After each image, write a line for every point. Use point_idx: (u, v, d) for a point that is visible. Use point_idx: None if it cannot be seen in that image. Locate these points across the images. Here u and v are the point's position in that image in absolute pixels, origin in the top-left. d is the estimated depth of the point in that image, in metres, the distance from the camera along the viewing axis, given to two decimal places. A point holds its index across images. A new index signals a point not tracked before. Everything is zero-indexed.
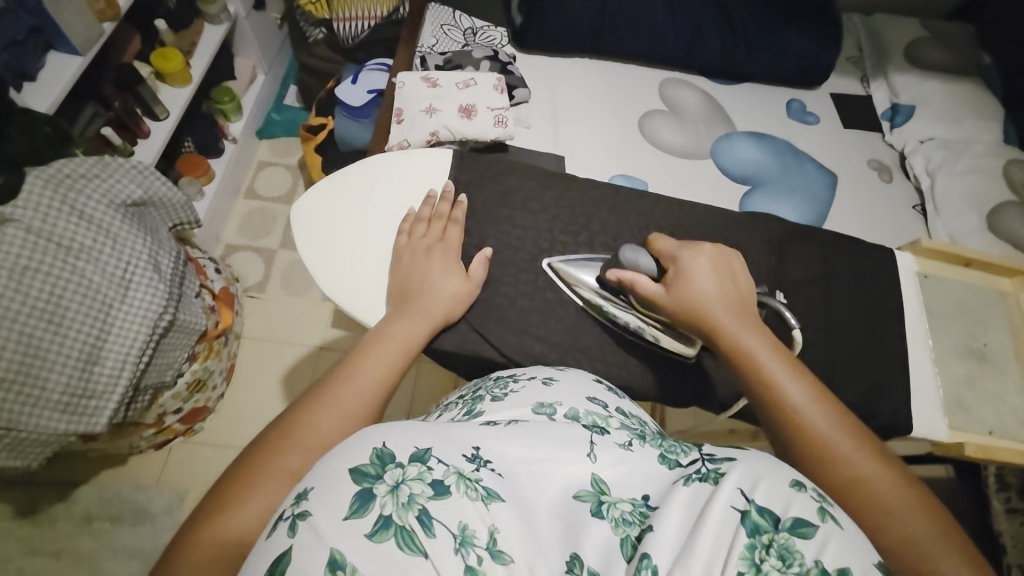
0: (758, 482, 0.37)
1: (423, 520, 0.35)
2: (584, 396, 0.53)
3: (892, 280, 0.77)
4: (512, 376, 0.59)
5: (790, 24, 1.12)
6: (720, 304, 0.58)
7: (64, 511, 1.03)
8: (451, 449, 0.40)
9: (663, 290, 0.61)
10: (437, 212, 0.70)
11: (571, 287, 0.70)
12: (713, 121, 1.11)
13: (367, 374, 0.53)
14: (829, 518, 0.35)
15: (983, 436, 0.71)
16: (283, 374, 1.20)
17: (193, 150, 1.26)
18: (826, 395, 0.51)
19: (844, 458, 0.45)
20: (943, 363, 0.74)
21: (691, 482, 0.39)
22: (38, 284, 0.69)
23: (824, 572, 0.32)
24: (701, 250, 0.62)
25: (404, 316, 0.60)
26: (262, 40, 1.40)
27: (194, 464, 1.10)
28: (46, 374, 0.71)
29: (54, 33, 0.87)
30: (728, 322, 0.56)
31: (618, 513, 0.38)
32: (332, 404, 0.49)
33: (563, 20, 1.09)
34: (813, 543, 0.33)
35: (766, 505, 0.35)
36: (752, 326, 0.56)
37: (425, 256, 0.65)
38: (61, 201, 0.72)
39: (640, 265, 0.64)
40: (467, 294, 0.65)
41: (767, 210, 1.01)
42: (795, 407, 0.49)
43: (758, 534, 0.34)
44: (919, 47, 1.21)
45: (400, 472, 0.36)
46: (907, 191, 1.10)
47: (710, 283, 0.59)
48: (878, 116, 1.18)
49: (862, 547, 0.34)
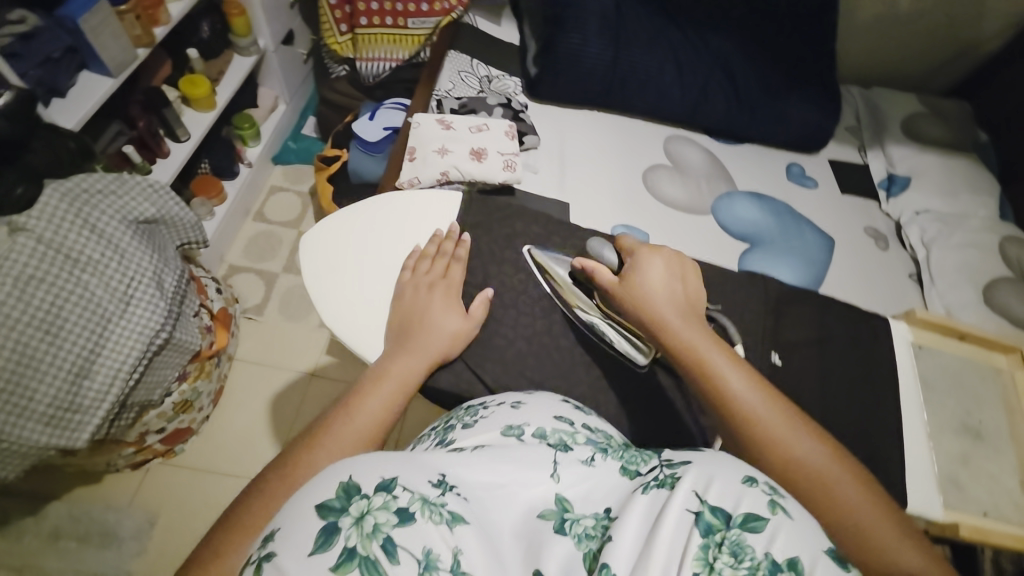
0: (711, 483, 0.38)
1: (387, 548, 0.34)
2: (551, 415, 0.53)
3: (888, 349, 0.78)
4: (482, 402, 0.57)
5: (791, 93, 1.18)
6: (668, 301, 0.61)
7: (32, 526, 1.00)
8: (417, 474, 0.40)
9: (617, 281, 0.64)
10: (443, 251, 0.71)
11: (542, 275, 0.73)
12: (714, 179, 1.15)
13: (365, 413, 0.53)
14: (779, 510, 0.36)
15: (978, 516, 0.70)
16: (272, 399, 1.18)
17: (208, 170, 1.29)
18: (762, 383, 0.56)
19: (785, 442, 0.51)
20: (938, 438, 0.74)
21: (648, 490, 0.40)
22: (41, 294, 0.69)
23: (774, 563, 0.33)
24: (658, 252, 0.66)
25: (403, 353, 0.60)
26: (287, 72, 1.47)
27: (171, 487, 1.06)
28: (35, 385, 0.70)
29: (89, 54, 0.91)
30: (673, 319, 0.59)
31: (581, 529, 0.40)
32: (330, 444, 0.49)
33: (576, 75, 1.14)
34: (764, 535, 0.35)
35: (718, 504, 0.37)
36: (696, 321, 0.60)
37: (427, 292, 0.66)
38: (75, 214, 0.73)
39: (604, 257, 0.70)
40: (466, 333, 0.66)
41: (764, 269, 1.03)
42: (737, 397, 0.53)
43: (711, 533, 0.35)
44: (914, 122, 1.27)
45: (365, 502, 0.36)
46: (903, 260, 1.12)
47: (661, 282, 0.63)
48: (874, 185, 1.22)
49: (815, 535, 0.36)
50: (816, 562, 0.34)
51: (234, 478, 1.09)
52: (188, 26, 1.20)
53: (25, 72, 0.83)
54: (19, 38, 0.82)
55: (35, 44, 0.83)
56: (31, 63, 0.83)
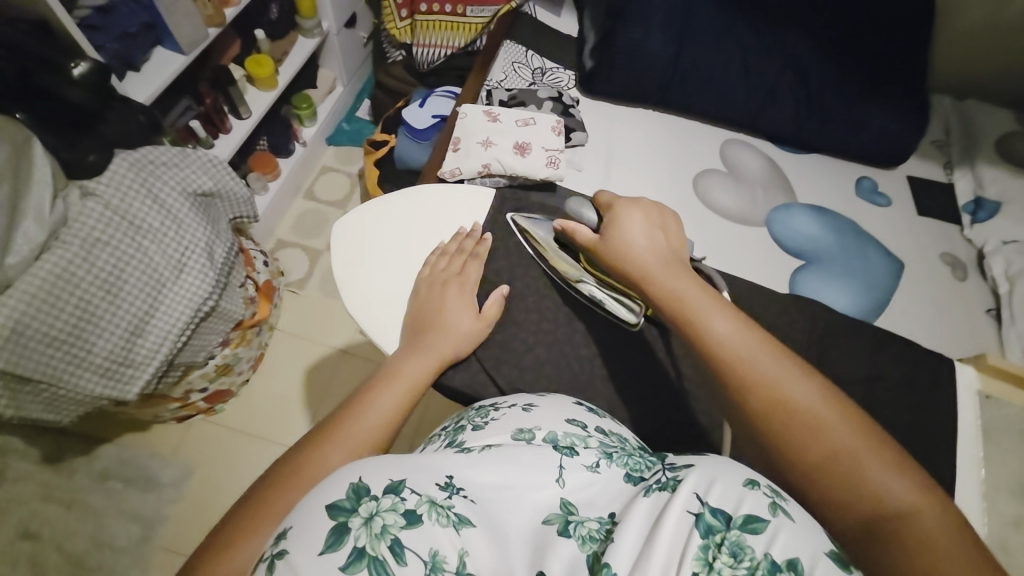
0: (712, 486, 0.37)
1: (395, 550, 0.34)
2: (564, 418, 0.51)
3: (947, 393, 0.71)
4: (494, 404, 0.57)
5: (870, 101, 1.08)
6: (649, 252, 0.59)
7: (84, 465, 1.10)
8: (424, 477, 0.40)
9: (597, 237, 0.64)
10: (466, 250, 0.71)
11: (528, 241, 0.74)
12: (772, 189, 1.07)
13: (376, 410, 0.54)
14: (781, 512, 0.36)
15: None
16: (306, 371, 1.24)
17: (265, 148, 1.35)
18: (752, 326, 0.51)
19: (774, 384, 0.46)
20: (996, 500, 0.65)
21: (650, 492, 0.40)
22: (105, 256, 0.75)
23: (773, 563, 0.33)
24: (637, 203, 0.64)
25: (415, 351, 0.61)
26: (347, 55, 1.50)
27: (208, 443, 1.14)
28: (94, 339, 0.76)
29: (164, 31, 0.97)
30: (654, 267, 0.57)
31: (585, 531, 0.39)
32: (339, 441, 0.50)
33: (633, 70, 1.10)
34: (763, 536, 0.34)
35: (719, 505, 0.36)
36: (679, 269, 0.58)
37: (442, 289, 0.66)
38: (141, 184, 0.79)
39: (583, 218, 0.68)
40: (479, 332, 0.66)
41: (817, 293, 0.96)
42: (721, 337, 0.50)
43: (711, 534, 0.34)
44: (1012, 141, 1.14)
45: (374, 504, 0.36)
46: (980, 293, 1.01)
47: (640, 231, 0.61)
48: (957, 207, 1.10)
49: (813, 537, 0.35)
50: (816, 566, 0.33)
51: (264, 441, 1.15)
52: (259, 6, 1.24)
53: (103, 45, 0.88)
54: (98, 11, 0.87)
55: (115, 19, 0.89)
56: (111, 37, 0.89)
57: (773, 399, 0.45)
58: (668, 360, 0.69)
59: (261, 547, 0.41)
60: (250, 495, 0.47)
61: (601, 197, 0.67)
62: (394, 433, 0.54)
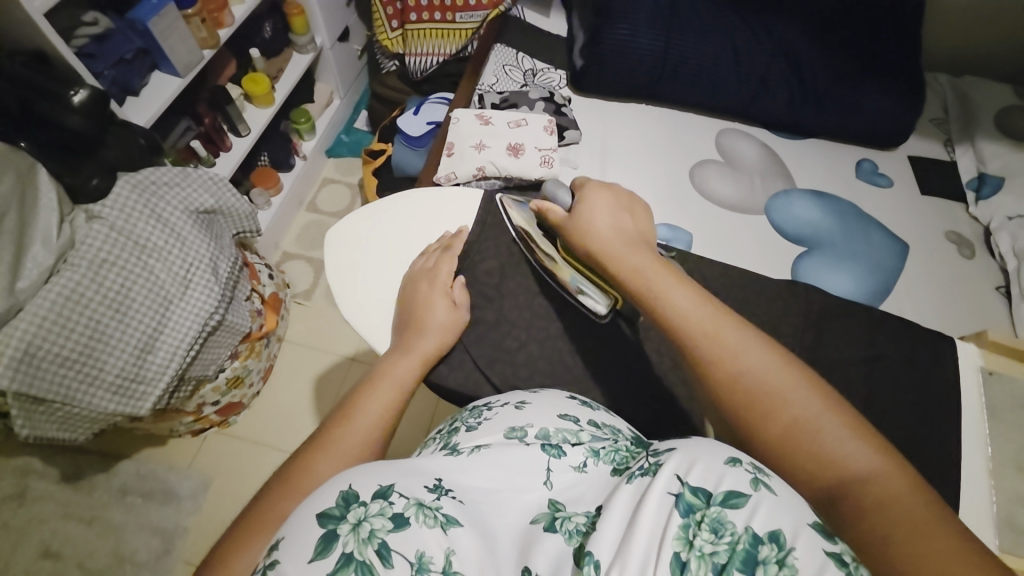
0: (693, 465, 0.38)
1: (382, 553, 0.35)
2: (555, 414, 0.52)
3: (950, 373, 0.70)
4: (487, 403, 0.57)
5: (864, 83, 1.07)
6: (613, 233, 0.61)
7: (103, 481, 1.12)
8: (413, 481, 0.41)
9: (568, 216, 0.64)
10: (441, 244, 0.72)
11: (508, 221, 0.75)
12: (769, 176, 1.07)
13: (366, 415, 0.55)
14: (762, 487, 0.36)
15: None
16: (315, 380, 1.25)
17: (267, 163, 1.38)
18: (711, 300, 0.53)
19: (729, 356, 0.48)
20: (1002, 476, 0.66)
21: (633, 479, 0.40)
22: (112, 277, 0.77)
23: (754, 537, 0.33)
24: (608, 185, 0.66)
25: (398, 352, 0.62)
26: (342, 68, 1.53)
27: (222, 456, 1.16)
28: (105, 357, 0.78)
29: (159, 56, 1.00)
30: (616, 249, 0.59)
31: (572, 526, 0.40)
32: (330, 447, 0.51)
33: (623, 67, 1.10)
34: (744, 511, 0.34)
35: (699, 484, 0.36)
36: (644, 250, 0.59)
37: (415, 286, 0.68)
38: (143, 205, 0.82)
39: (558, 199, 0.68)
40: (458, 322, 0.67)
41: (819, 279, 0.95)
42: (680, 313, 0.52)
43: (691, 513, 0.35)
44: (1012, 115, 1.12)
45: (363, 509, 0.37)
46: (989, 270, 1.00)
47: (607, 215, 0.63)
48: (961, 185, 1.09)
49: (796, 510, 0.35)
50: (797, 537, 0.33)
51: (277, 451, 1.17)
52: (252, 26, 1.26)
53: (102, 72, 0.91)
54: (94, 39, 0.90)
55: (111, 46, 0.92)
56: (107, 64, 0.92)
57: (730, 368, 0.48)
58: (663, 351, 0.70)
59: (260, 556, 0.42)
60: (247, 508, 0.47)
61: (576, 179, 0.68)
62: (385, 438, 0.55)
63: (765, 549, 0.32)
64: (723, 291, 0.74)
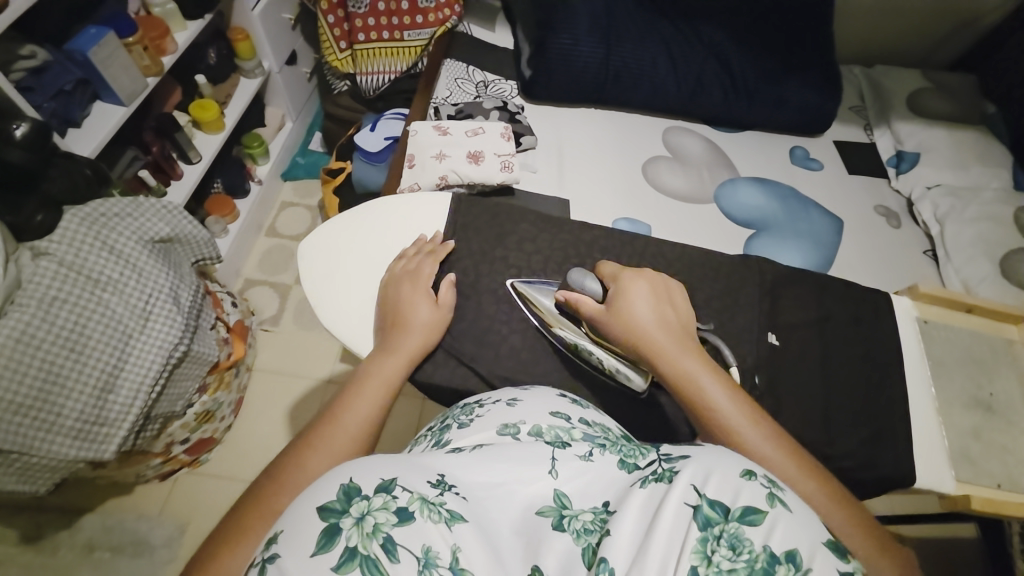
0: (709, 477, 0.40)
1: (387, 546, 0.35)
2: (547, 411, 0.54)
3: (892, 327, 0.78)
4: (478, 400, 0.59)
5: (790, 78, 1.17)
6: (658, 328, 0.60)
7: (67, 539, 1.04)
8: (417, 476, 0.41)
9: (605, 310, 0.64)
10: (422, 250, 0.74)
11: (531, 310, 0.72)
12: (715, 167, 1.14)
13: (353, 413, 0.55)
14: (778, 503, 0.38)
15: (990, 487, 0.70)
16: (292, 406, 1.22)
17: (221, 190, 1.34)
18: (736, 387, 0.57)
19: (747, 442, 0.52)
20: (949, 413, 0.74)
21: (647, 484, 0.42)
22: (64, 314, 0.74)
23: (772, 555, 0.35)
24: (642, 274, 0.66)
25: (383, 353, 0.63)
26: (293, 92, 1.52)
27: (198, 495, 1.11)
28: (62, 401, 0.74)
29: (100, 86, 0.97)
30: (669, 347, 0.59)
31: (580, 524, 0.41)
32: (321, 445, 0.51)
33: (571, 73, 1.15)
34: (761, 529, 0.36)
35: (716, 498, 0.38)
36: (690, 347, 0.60)
37: (398, 289, 0.69)
38: (94, 237, 0.78)
39: (586, 288, 0.67)
40: (441, 322, 0.68)
41: (767, 253, 1.02)
42: (710, 399, 0.55)
43: (710, 526, 0.36)
44: (919, 97, 1.24)
45: (365, 503, 0.37)
46: (916, 237, 1.10)
47: (648, 307, 0.62)
48: (883, 162, 1.20)
49: (810, 527, 0.37)
50: (815, 556, 0.35)
51: None
52: (196, 53, 1.24)
53: (41, 105, 0.87)
54: (31, 72, 0.87)
55: (48, 78, 0.88)
56: (45, 96, 0.88)
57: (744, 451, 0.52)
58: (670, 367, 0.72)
59: (253, 551, 0.42)
60: (237, 507, 0.47)
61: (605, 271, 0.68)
62: (375, 435, 0.56)
63: (782, 568, 0.34)
64: (684, 271, 0.78)
